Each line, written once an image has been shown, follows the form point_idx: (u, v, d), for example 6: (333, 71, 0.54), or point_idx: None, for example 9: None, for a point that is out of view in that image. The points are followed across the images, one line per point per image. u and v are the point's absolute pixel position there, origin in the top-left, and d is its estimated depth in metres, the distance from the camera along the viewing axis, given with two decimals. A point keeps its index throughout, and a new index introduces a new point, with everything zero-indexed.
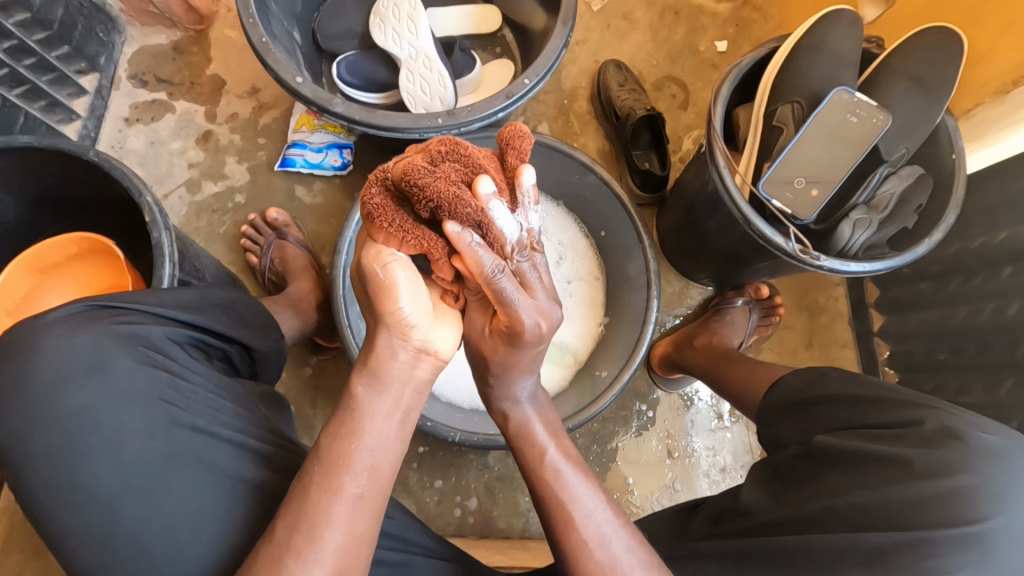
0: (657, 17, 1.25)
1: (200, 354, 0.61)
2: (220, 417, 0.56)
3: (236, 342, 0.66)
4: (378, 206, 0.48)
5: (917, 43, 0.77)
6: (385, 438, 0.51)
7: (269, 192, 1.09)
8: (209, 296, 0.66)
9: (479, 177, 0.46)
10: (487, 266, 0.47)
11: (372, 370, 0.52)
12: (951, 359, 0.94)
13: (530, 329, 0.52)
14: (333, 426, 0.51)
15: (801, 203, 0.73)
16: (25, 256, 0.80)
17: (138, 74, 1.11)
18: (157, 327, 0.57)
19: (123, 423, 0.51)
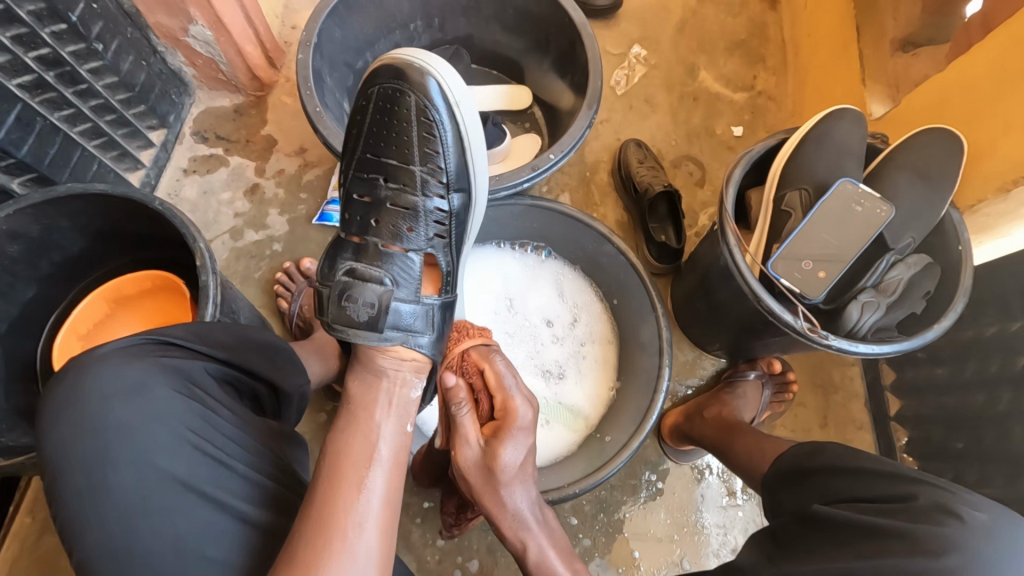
0: (677, 102, 1.35)
1: (230, 392, 0.63)
2: (244, 452, 0.58)
3: (265, 382, 0.68)
4: (465, 365, 0.74)
5: (920, 140, 0.81)
6: (394, 430, 0.65)
7: (306, 243, 1.17)
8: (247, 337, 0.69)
9: (446, 375, 0.69)
10: (495, 382, 0.71)
11: (363, 396, 0.65)
12: (970, 449, 0.93)
13: (518, 414, 0.69)
14: (343, 424, 0.63)
15: (809, 283, 0.76)
16: (105, 287, 0.91)
17: (200, 131, 1.23)
18: (197, 361, 0.60)
19: (163, 452, 0.53)
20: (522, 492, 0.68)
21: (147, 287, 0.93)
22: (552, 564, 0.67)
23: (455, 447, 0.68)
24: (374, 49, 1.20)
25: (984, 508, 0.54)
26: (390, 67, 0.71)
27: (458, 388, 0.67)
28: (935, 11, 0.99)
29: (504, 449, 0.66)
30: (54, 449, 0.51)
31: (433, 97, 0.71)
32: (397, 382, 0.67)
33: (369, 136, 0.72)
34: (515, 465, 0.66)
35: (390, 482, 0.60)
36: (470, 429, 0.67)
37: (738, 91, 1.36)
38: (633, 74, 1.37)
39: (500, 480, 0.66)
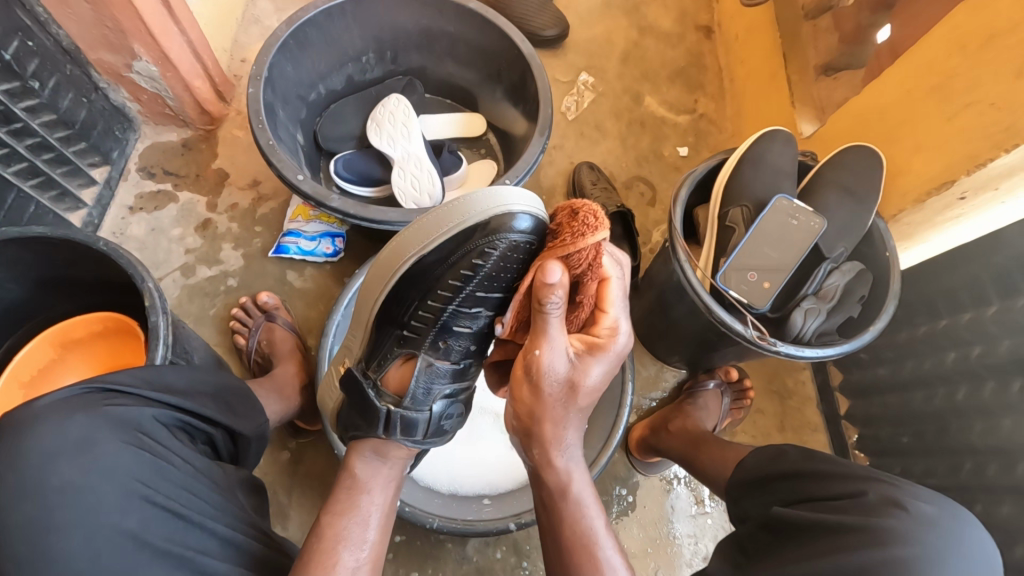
0: (625, 127, 1.41)
1: (184, 438, 0.60)
2: (200, 501, 0.56)
3: (221, 426, 0.66)
4: (579, 253, 0.56)
5: (846, 157, 0.88)
6: (379, 509, 0.69)
7: (262, 277, 1.15)
8: (201, 380, 0.67)
9: (551, 267, 0.54)
10: (611, 297, 0.61)
11: (355, 475, 0.70)
12: (914, 442, 0.99)
13: (616, 338, 0.62)
14: (331, 503, 0.67)
15: (755, 294, 0.80)
16: (54, 330, 0.87)
17: (146, 167, 1.19)
18: (147, 409, 0.57)
19: (113, 508, 0.50)
20: (575, 426, 0.64)
21: (99, 330, 0.89)
22: (586, 509, 0.63)
23: (535, 347, 0.58)
24: (327, 82, 1.20)
25: (929, 501, 0.58)
26: (474, 222, 0.59)
27: (558, 293, 0.54)
28: (849, 40, 1.08)
29: (594, 365, 0.61)
30: None
31: (511, 248, 0.60)
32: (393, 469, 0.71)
33: (429, 264, 0.62)
34: (592, 385, 0.62)
35: (380, 514, 0.69)
36: (557, 335, 0.58)
37: (681, 114, 1.44)
38: (582, 101, 1.42)
39: (578, 398, 0.62)
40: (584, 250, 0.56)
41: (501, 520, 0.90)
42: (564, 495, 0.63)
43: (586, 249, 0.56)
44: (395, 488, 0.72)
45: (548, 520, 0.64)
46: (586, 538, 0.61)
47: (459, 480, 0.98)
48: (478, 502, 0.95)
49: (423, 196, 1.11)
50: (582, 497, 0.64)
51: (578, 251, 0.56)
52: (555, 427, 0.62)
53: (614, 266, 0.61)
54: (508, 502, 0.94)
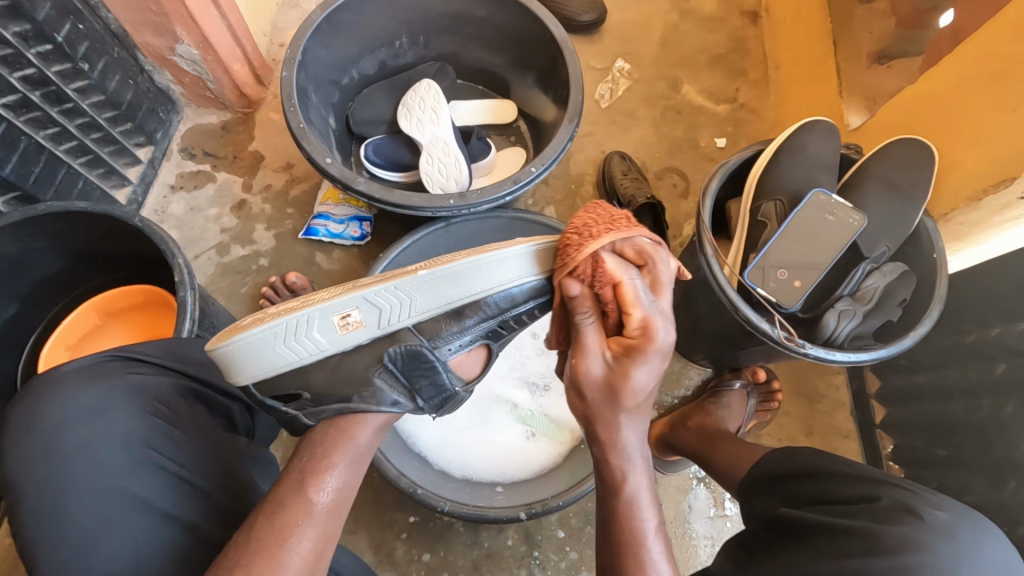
0: (661, 115, 1.37)
1: (196, 409, 0.62)
2: (204, 467, 0.57)
3: (239, 400, 0.68)
4: (578, 263, 0.60)
5: (893, 151, 0.83)
6: (335, 489, 0.58)
7: (292, 257, 1.17)
8: (221, 355, 0.70)
9: (568, 283, 0.60)
10: (642, 297, 0.58)
11: (330, 439, 0.62)
12: (952, 457, 0.93)
13: (662, 337, 0.57)
14: (297, 468, 0.58)
15: (785, 293, 0.76)
16: (96, 299, 0.92)
17: (187, 148, 1.24)
18: (162, 379, 0.60)
19: (119, 468, 0.52)
20: (636, 426, 0.59)
21: (139, 301, 0.94)
22: (638, 505, 0.58)
23: (572, 358, 0.61)
24: (360, 66, 1.21)
25: (947, 508, 0.54)
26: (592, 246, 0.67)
27: (580, 303, 0.60)
28: (907, 25, 1.01)
29: (636, 368, 0.57)
30: (14, 468, 0.51)
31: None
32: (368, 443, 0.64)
33: (506, 303, 0.67)
34: (641, 389, 0.58)
35: (344, 487, 0.59)
36: (591, 341, 0.59)
37: (720, 103, 1.38)
38: (617, 88, 1.39)
39: (624, 403, 0.58)
40: (579, 259, 0.60)
41: (510, 509, 0.89)
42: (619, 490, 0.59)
43: (579, 255, 0.60)
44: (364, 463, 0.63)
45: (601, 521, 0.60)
46: (636, 528, 0.57)
47: (473, 466, 0.98)
48: (490, 490, 0.96)
49: (449, 181, 1.11)
50: (637, 497, 0.58)
51: (577, 263, 0.61)
52: (608, 434, 0.59)
53: (630, 268, 0.59)
54: (520, 492, 0.95)
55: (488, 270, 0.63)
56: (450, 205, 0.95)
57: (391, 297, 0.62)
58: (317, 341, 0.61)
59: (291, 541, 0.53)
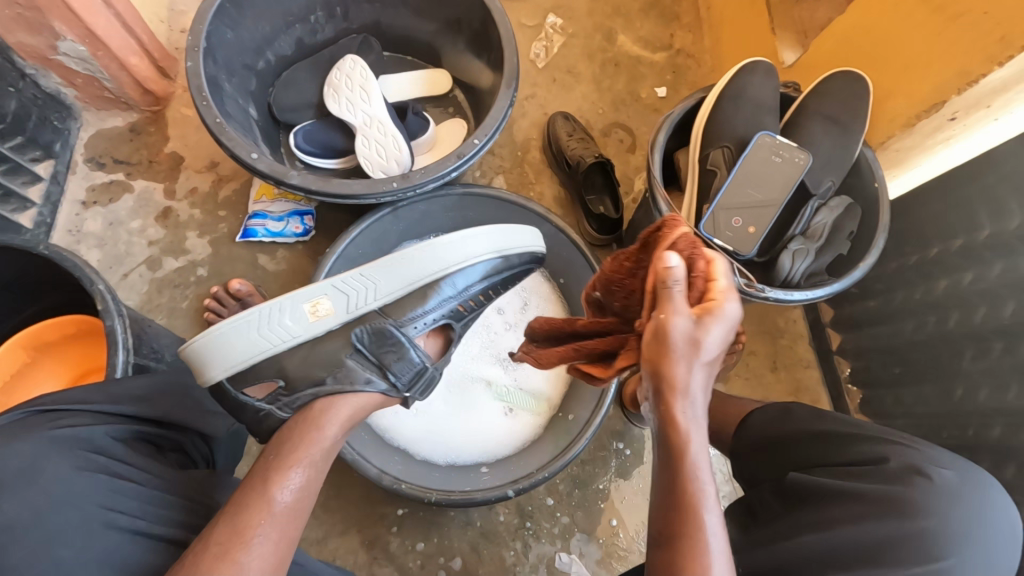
0: (600, 70, 1.33)
1: (145, 450, 0.58)
2: (159, 512, 0.53)
3: (188, 430, 0.64)
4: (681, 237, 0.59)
5: (833, 85, 0.82)
6: (302, 482, 0.62)
7: (233, 263, 1.10)
8: (165, 384, 0.64)
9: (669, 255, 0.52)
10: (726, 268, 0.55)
11: (302, 431, 0.66)
12: (905, 374, 0.98)
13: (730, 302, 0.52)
14: (270, 462, 0.62)
15: (741, 240, 0.76)
16: (23, 335, 0.82)
17: (94, 157, 1.12)
18: (96, 426, 0.54)
19: (63, 534, 0.47)
20: (697, 403, 0.50)
21: (72, 332, 0.85)
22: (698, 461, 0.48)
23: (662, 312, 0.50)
24: (275, 47, 1.12)
25: (948, 466, 0.58)
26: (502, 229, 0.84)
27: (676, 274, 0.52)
28: None
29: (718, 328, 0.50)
30: None
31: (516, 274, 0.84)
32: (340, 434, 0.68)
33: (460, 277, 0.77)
34: (715, 350, 0.51)
35: (306, 490, 0.62)
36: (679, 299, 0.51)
37: (657, 51, 1.36)
38: (552, 45, 1.34)
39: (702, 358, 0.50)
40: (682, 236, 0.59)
41: (497, 487, 0.88)
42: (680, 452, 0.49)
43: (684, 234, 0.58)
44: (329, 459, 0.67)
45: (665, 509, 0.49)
46: (695, 497, 0.48)
47: (456, 450, 0.98)
48: (476, 471, 0.95)
49: (390, 163, 1.05)
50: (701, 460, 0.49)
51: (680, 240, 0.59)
52: (668, 372, 0.49)
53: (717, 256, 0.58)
54: (507, 469, 0.95)
55: (439, 251, 0.74)
56: (394, 188, 0.91)
57: (359, 286, 0.72)
58: (285, 327, 0.69)
59: (259, 530, 0.56)
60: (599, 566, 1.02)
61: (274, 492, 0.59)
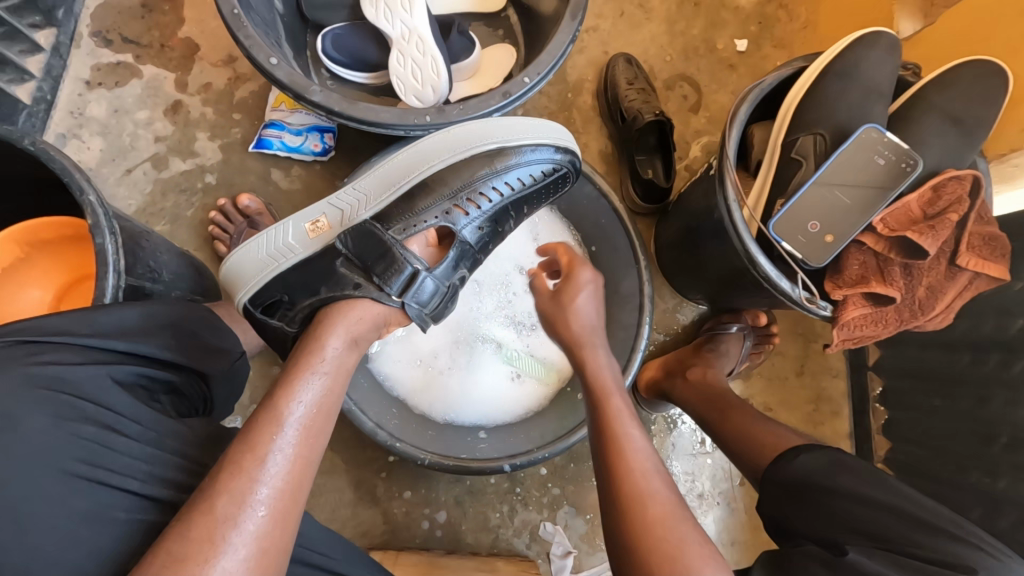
0: (676, 8, 1.16)
1: (140, 393, 0.53)
2: (147, 468, 0.48)
3: (186, 369, 0.58)
4: None
5: (961, 77, 0.69)
6: (320, 387, 0.57)
7: (244, 174, 1.01)
8: (159, 317, 0.59)
9: None
10: None
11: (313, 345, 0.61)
12: (945, 407, 0.92)
13: None
14: (280, 378, 0.57)
15: (812, 250, 0.66)
16: (17, 228, 0.75)
17: (100, 31, 1.01)
18: (85, 368, 0.48)
19: (30, 492, 0.41)
20: None
21: (71, 234, 0.79)
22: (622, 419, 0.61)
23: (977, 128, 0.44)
24: None
25: None
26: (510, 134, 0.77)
27: None
28: None
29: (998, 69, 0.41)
30: None
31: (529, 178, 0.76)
32: (357, 342, 0.63)
33: (454, 176, 0.71)
34: None
35: (324, 401, 0.57)
36: None
37: None
38: None
39: None
40: None
41: (494, 459, 0.85)
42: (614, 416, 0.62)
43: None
44: (348, 367, 0.62)
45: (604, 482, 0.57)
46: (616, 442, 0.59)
47: (456, 410, 0.94)
48: (473, 436, 0.92)
49: (425, 88, 0.93)
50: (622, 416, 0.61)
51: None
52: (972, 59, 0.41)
53: None
54: (504, 439, 0.92)
55: (427, 154, 0.71)
56: (427, 122, 0.80)
57: (351, 198, 0.70)
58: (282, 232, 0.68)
59: (276, 438, 0.52)
60: (582, 540, 1.01)
61: (289, 402, 0.54)
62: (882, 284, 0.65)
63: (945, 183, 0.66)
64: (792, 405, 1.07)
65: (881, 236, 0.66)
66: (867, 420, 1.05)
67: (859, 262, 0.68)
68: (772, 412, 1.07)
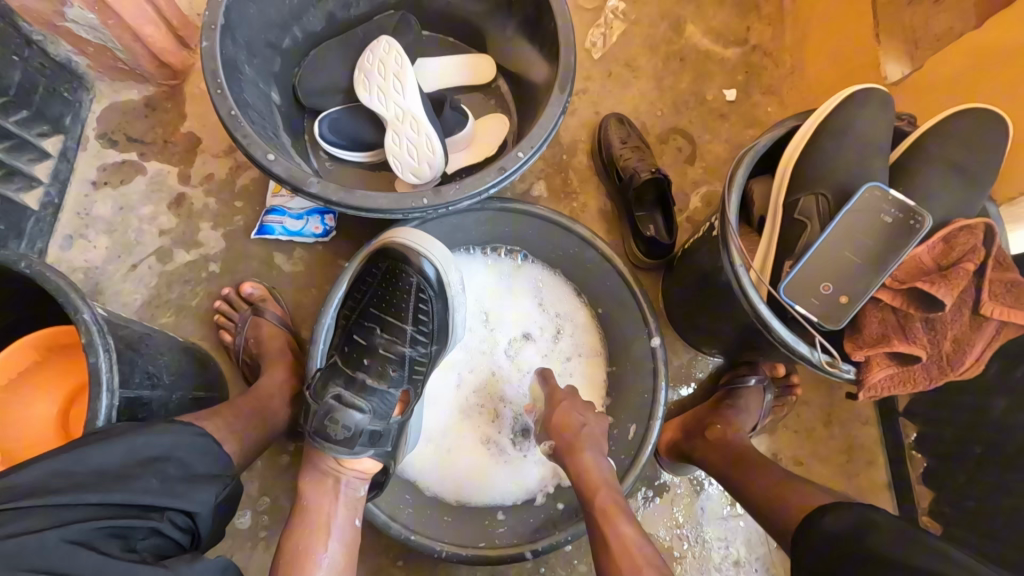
0: (662, 64, 1.18)
1: (116, 546, 0.50)
2: None
3: (169, 509, 0.55)
4: None
5: (956, 125, 0.69)
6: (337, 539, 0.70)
7: (247, 260, 1.02)
8: (142, 450, 0.56)
9: None
10: None
11: (313, 503, 0.70)
12: (987, 454, 0.87)
13: None
14: (292, 548, 0.67)
15: (827, 312, 0.64)
16: (38, 335, 0.76)
17: (106, 133, 1.04)
18: (49, 531, 0.46)
19: None
20: None
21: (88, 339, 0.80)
22: (615, 518, 0.68)
23: None
24: (303, 22, 1.00)
25: None
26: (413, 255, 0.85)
27: None
28: None
29: None
30: None
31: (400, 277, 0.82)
32: (349, 490, 0.73)
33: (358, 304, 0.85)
34: None
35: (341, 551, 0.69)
36: None
37: (731, 47, 1.20)
38: (610, 33, 1.19)
39: None
40: None
41: (515, 547, 0.82)
42: (601, 514, 0.69)
43: None
44: (352, 501, 0.73)
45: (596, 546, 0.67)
46: (609, 515, 0.69)
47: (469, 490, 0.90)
48: (490, 518, 0.88)
49: (422, 166, 0.94)
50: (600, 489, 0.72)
51: None
52: None
53: None
54: (523, 519, 0.88)
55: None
56: (425, 203, 0.80)
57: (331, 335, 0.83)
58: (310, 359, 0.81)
59: None
60: None
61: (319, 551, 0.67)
62: (905, 342, 0.62)
63: (957, 233, 0.64)
64: (823, 457, 1.02)
65: (892, 290, 0.65)
66: (904, 469, 0.99)
67: (878, 319, 0.65)
68: (803, 466, 1.02)
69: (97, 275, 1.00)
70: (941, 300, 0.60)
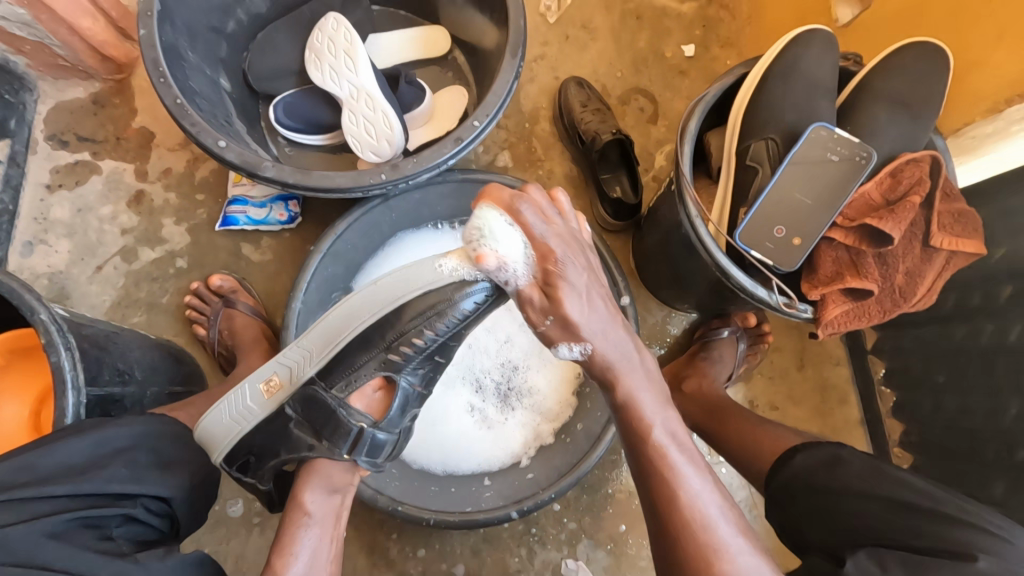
0: (619, 24, 1.17)
1: (91, 536, 0.50)
2: None
3: (142, 497, 0.55)
4: None
5: (900, 61, 0.70)
6: (321, 542, 0.65)
7: (214, 253, 1.01)
8: (106, 443, 0.56)
9: None
10: None
11: (299, 503, 0.65)
12: (950, 382, 0.90)
13: None
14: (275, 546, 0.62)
15: (782, 254, 0.66)
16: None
17: (55, 134, 1.01)
18: (18, 527, 0.46)
19: None
20: None
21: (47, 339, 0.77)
22: (672, 459, 0.58)
23: None
24: (246, 4, 0.97)
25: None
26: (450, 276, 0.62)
27: None
28: None
29: None
30: None
31: (475, 306, 0.62)
32: (340, 494, 0.69)
33: (409, 318, 0.62)
34: None
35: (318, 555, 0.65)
36: None
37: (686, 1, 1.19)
38: None
39: None
40: None
41: (501, 508, 0.84)
42: (654, 450, 0.58)
43: None
44: (340, 506, 0.69)
45: (641, 482, 0.59)
46: (656, 448, 0.58)
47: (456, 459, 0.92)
48: (478, 484, 0.90)
49: (381, 143, 0.93)
50: (636, 394, 0.60)
51: None
52: None
53: None
54: (510, 483, 0.89)
55: (359, 305, 0.63)
56: (383, 180, 0.80)
57: (296, 353, 0.65)
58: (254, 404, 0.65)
59: None
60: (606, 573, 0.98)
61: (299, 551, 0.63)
62: (857, 278, 0.64)
63: (903, 167, 0.65)
64: (798, 400, 1.05)
65: (844, 229, 0.66)
66: (875, 404, 1.02)
67: (832, 259, 0.67)
68: (779, 410, 1.04)
69: (62, 280, 0.98)
70: (889, 234, 0.62)
